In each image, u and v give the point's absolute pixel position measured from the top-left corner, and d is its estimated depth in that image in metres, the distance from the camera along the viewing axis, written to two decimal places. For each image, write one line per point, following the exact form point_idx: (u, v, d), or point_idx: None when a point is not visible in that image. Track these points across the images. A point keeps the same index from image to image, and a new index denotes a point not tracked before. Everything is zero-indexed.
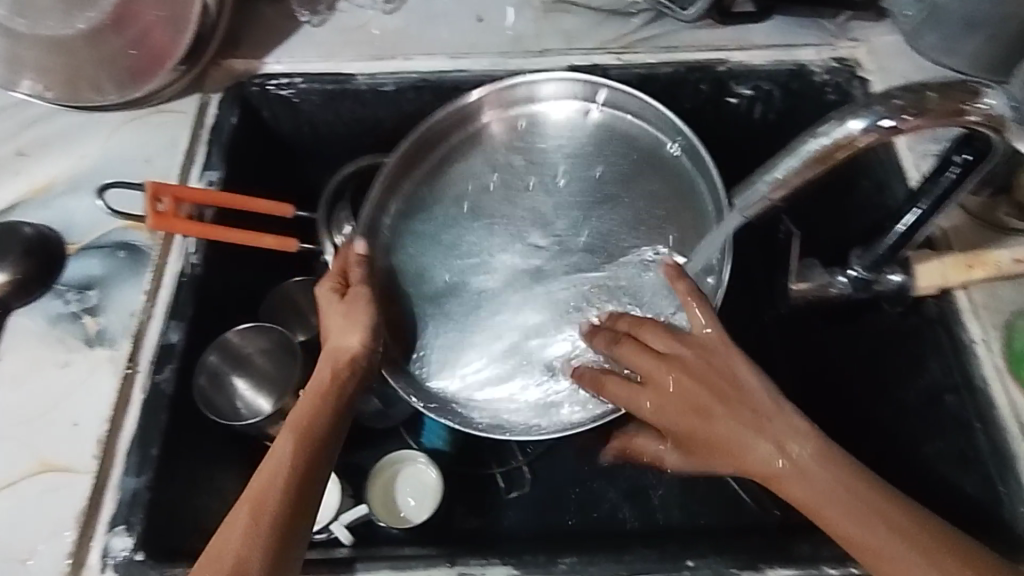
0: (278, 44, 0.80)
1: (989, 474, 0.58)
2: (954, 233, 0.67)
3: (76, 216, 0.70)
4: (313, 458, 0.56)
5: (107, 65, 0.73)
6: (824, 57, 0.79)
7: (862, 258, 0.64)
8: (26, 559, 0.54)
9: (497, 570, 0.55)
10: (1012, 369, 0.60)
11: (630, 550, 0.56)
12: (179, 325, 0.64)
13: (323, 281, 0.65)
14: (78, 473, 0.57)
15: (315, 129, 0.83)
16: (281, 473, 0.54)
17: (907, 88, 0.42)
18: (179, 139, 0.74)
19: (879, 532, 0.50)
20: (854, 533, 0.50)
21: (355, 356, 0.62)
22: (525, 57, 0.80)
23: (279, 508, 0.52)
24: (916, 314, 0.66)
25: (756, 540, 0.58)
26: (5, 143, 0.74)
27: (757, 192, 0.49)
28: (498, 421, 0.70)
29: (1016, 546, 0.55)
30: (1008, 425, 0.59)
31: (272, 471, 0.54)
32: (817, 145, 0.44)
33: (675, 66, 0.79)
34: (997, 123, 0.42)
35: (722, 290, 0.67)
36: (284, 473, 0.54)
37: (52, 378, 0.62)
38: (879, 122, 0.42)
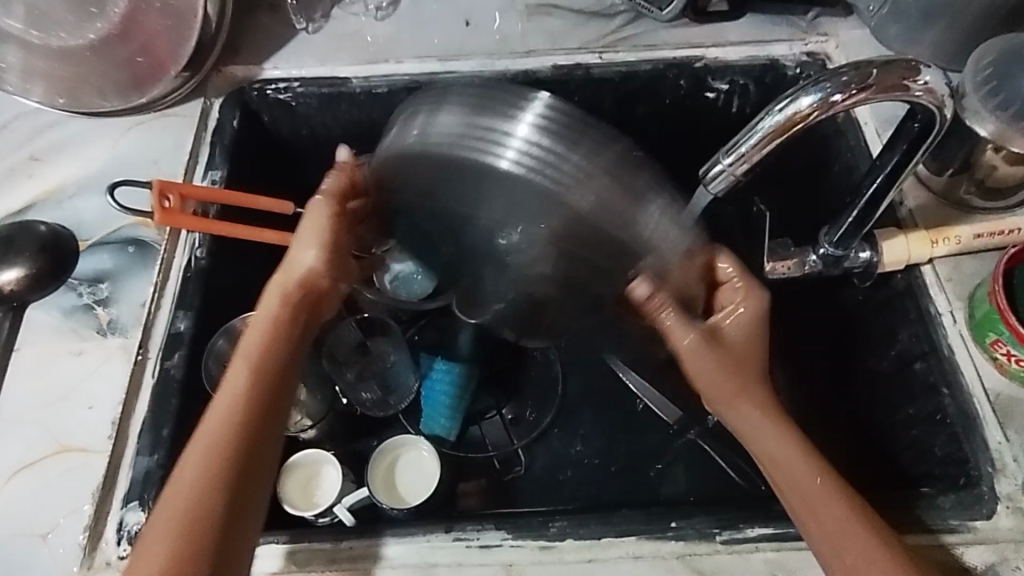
0: (276, 50, 0.84)
1: (956, 434, 0.62)
2: (920, 212, 0.71)
3: (87, 215, 0.73)
4: (268, 413, 0.57)
5: (113, 73, 0.77)
6: (796, 52, 0.83)
7: (831, 235, 0.68)
8: (47, 534, 0.58)
9: (491, 534, 0.59)
10: (975, 336, 0.64)
11: (618, 514, 0.60)
12: (187, 315, 0.68)
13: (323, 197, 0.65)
14: (94, 453, 0.61)
15: (313, 131, 0.87)
16: (247, 399, 0.56)
17: (853, 66, 0.49)
18: (183, 141, 0.78)
19: (846, 512, 0.54)
20: (822, 505, 0.55)
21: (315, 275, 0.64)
22: (511, 58, 0.84)
23: (233, 461, 0.53)
24: (886, 288, 0.71)
25: (739, 505, 0.61)
26: (17, 149, 0.78)
27: (721, 170, 0.53)
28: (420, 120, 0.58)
29: (982, 500, 0.58)
30: (972, 389, 0.63)
31: (224, 410, 0.55)
32: (775, 120, 0.49)
33: (654, 63, 0.83)
34: (937, 96, 0.51)
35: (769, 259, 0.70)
36: (247, 396, 0.56)
37: (67, 366, 0.65)
38: (828, 98, 0.48)
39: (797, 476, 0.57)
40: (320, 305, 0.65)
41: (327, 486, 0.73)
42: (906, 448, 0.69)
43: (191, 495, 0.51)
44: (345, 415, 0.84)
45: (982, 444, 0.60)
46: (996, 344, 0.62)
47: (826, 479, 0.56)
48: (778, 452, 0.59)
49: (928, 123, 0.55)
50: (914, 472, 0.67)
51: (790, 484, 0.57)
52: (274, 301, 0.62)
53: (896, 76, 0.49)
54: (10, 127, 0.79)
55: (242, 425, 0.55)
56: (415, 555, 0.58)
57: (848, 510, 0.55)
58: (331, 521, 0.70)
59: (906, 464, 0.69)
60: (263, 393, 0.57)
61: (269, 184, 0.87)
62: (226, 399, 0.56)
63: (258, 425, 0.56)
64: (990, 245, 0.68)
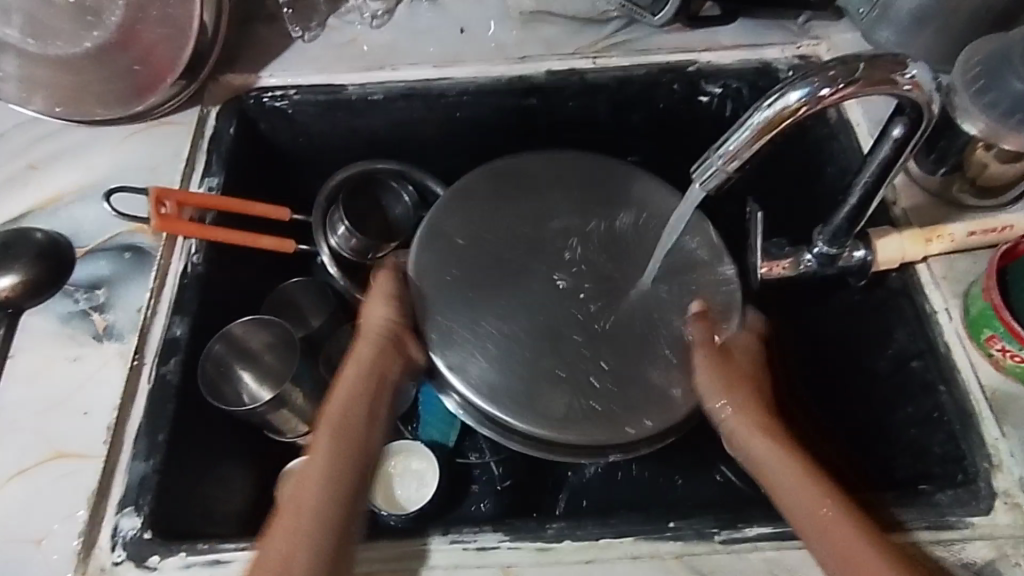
0: (273, 59, 0.85)
1: (953, 431, 0.62)
2: (914, 212, 0.72)
3: (84, 223, 0.74)
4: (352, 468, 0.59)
5: (111, 82, 0.77)
6: (788, 55, 0.84)
7: (824, 234, 0.67)
8: (41, 540, 0.57)
9: (490, 537, 0.58)
10: (970, 334, 0.64)
11: (615, 515, 0.59)
12: (184, 320, 0.68)
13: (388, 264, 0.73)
14: (90, 459, 0.61)
15: (310, 138, 0.88)
16: (334, 464, 0.58)
17: (840, 61, 0.49)
18: (180, 149, 0.79)
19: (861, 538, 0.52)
20: (833, 527, 0.53)
21: (387, 322, 0.68)
22: (505, 64, 0.85)
23: (324, 518, 0.55)
24: (881, 287, 0.71)
25: (741, 507, 0.60)
26: (16, 158, 0.79)
27: (712, 167, 0.53)
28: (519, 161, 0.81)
29: (981, 497, 0.58)
30: (968, 386, 0.63)
31: (313, 464, 0.58)
32: (764, 115, 0.49)
33: (647, 68, 0.84)
34: (923, 91, 0.51)
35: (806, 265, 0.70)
36: (333, 461, 0.58)
37: (63, 372, 0.65)
38: (817, 92, 0.49)
39: (815, 508, 0.55)
40: (389, 362, 0.66)
41: None
42: (904, 447, 0.68)
43: (285, 551, 0.53)
44: None
45: (979, 441, 0.60)
46: (991, 341, 0.62)
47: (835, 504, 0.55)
48: (789, 489, 0.57)
49: (917, 118, 0.55)
50: (910, 471, 0.67)
51: (790, 494, 0.56)
52: (355, 362, 0.65)
53: (883, 71, 0.50)
54: (8, 136, 0.80)
55: (324, 480, 0.57)
56: (409, 559, 0.58)
57: (851, 523, 0.53)
58: None
59: (903, 464, 0.68)
60: (347, 457, 0.59)
61: (266, 192, 0.88)
62: (317, 465, 0.58)
63: (347, 480, 0.58)
64: (984, 243, 0.68)
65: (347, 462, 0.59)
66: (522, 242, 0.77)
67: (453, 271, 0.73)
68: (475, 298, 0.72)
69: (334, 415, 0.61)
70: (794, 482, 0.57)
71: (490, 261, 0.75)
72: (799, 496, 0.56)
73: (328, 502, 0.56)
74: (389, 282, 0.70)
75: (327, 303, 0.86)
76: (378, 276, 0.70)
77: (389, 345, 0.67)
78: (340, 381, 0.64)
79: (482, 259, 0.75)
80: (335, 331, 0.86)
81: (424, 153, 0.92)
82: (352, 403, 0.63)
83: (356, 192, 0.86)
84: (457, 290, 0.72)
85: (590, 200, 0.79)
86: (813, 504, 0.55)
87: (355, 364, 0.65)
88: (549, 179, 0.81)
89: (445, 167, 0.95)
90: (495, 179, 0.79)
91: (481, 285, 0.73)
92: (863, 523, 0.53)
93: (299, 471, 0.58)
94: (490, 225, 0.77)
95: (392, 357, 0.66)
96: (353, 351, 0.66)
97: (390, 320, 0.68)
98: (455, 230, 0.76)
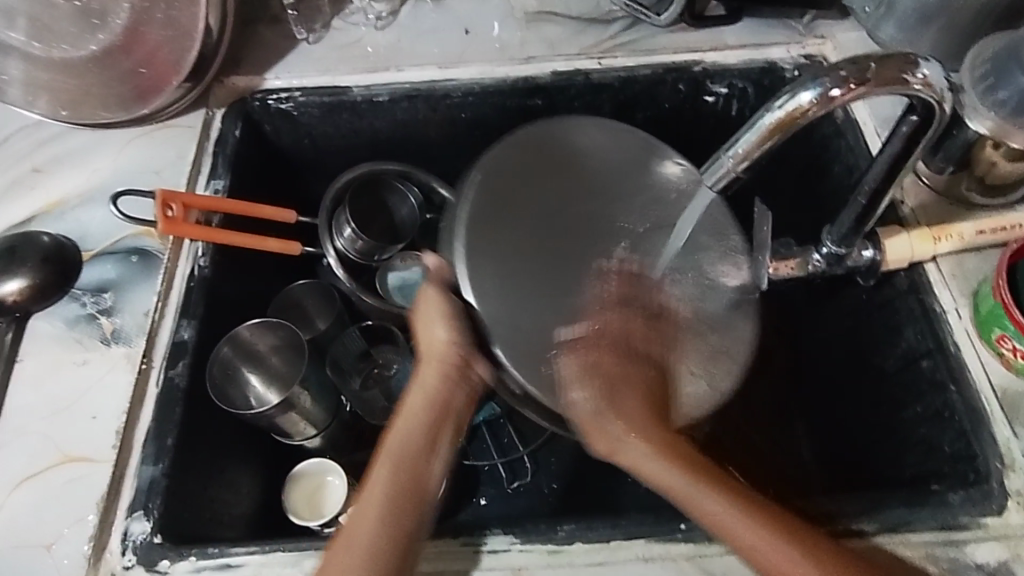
0: (277, 61, 0.85)
1: (964, 430, 0.61)
2: (921, 212, 0.71)
3: (91, 226, 0.74)
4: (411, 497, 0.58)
5: (116, 85, 0.77)
6: (793, 54, 0.84)
7: (833, 234, 0.67)
8: (51, 545, 0.57)
9: (501, 539, 0.58)
10: (980, 333, 0.64)
11: (626, 517, 0.59)
12: (191, 323, 0.68)
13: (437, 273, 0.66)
14: (99, 463, 0.60)
15: (314, 140, 0.87)
16: (391, 501, 0.58)
17: (851, 61, 0.49)
18: (186, 152, 0.78)
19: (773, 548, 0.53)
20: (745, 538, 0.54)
21: (441, 342, 0.63)
22: (511, 65, 0.84)
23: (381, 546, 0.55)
24: (889, 285, 0.71)
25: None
26: (21, 162, 0.78)
27: (722, 167, 0.52)
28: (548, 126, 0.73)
29: (993, 496, 0.58)
30: (979, 385, 0.62)
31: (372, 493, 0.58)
32: (775, 116, 0.49)
33: (653, 68, 0.84)
34: (935, 90, 0.51)
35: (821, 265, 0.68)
36: (392, 499, 0.58)
37: (71, 376, 0.65)
38: (828, 92, 0.49)
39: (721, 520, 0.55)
40: (449, 389, 0.63)
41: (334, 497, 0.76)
42: (913, 446, 0.68)
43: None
44: (349, 425, 0.84)
45: (990, 440, 0.60)
46: (1001, 339, 0.62)
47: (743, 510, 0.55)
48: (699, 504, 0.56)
49: (929, 117, 0.55)
50: (920, 470, 0.67)
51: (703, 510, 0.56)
52: (419, 390, 0.63)
53: (894, 70, 0.50)
54: (13, 140, 0.80)
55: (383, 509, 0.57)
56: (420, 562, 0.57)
57: (772, 537, 0.54)
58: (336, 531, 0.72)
59: (912, 463, 0.68)
60: (404, 493, 0.58)
61: (271, 195, 0.88)
62: (375, 498, 0.58)
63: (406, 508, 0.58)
64: (992, 242, 0.68)
65: (403, 499, 0.58)
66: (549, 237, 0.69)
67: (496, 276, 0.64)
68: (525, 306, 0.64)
69: (395, 444, 0.61)
70: (696, 496, 0.57)
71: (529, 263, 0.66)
72: (711, 511, 0.56)
73: (385, 542, 0.56)
74: (450, 303, 0.63)
75: (332, 305, 0.86)
76: (426, 299, 0.63)
77: (449, 372, 0.63)
78: (402, 411, 0.63)
79: (533, 247, 0.67)
80: (341, 332, 0.86)
81: (428, 154, 0.92)
82: (415, 436, 0.61)
83: (361, 194, 0.86)
84: (508, 298, 0.64)
85: (624, 172, 0.74)
86: (725, 517, 0.55)
87: (418, 393, 0.63)
88: (547, 158, 0.72)
89: (450, 167, 0.95)
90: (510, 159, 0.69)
91: (526, 292, 0.65)
92: (779, 529, 0.54)
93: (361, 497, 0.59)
94: (516, 216, 0.68)
95: (453, 383, 0.63)
96: (415, 377, 0.64)
97: (447, 341, 0.63)
98: (497, 219, 0.67)
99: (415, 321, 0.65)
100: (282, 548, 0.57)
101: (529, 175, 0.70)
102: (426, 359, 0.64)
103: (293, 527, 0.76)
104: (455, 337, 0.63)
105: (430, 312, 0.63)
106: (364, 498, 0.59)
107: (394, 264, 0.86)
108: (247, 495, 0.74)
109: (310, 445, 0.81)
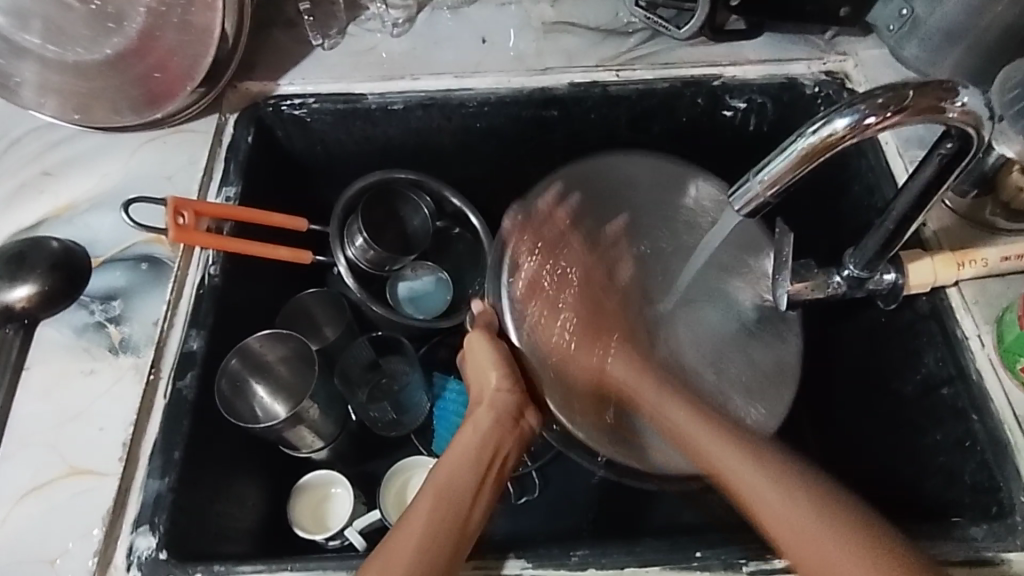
0: (291, 66, 0.84)
1: (987, 461, 0.60)
2: (944, 234, 0.70)
3: (100, 232, 0.73)
4: (454, 528, 0.57)
5: (129, 89, 0.76)
6: (814, 70, 0.82)
7: (856, 258, 0.66)
8: (55, 559, 0.56)
9: (512, 563, 0.57)
10: (1003, 361, 0.62)
11: (640, 542, 0.58)
12: (200, 334, 0.67)
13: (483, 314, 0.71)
14: (104, 476, 0.59)
15: (327, 147, 0.87)
16: (430, 529, 0.57)
17: (888, 89, 0.49)
18: (197, 158, 0.77)
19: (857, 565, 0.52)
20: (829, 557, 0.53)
21: (494, 385, 0.68)
22: (527, 75, 0.83)
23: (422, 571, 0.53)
24: (910, 309, 0.69)
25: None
26: (31, 164, 0.78)
27: (751, 191, 0.51)
28: (590, 163, 0.77)
29: (1017, 530, 0.57)
30: (1002, 414, 0.61)
31: (414, 519, 0.58)
32: (808, 141, 0.49)
33: (671, 82, 0.82)
34: (973, 118, 0.50)
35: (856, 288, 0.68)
36: (427, 535, 0.56)
37: (78, 385, 0.64)
38: (863, 120, 0.48)
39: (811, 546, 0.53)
40: (503, 434, 0.66)
41: (338, 511, 0.75)
42: (933, 474, 0.67)
43: None
44: (357, 435, 0.84)
45: (1014, 471, 0.59)
46: None
47: (824, 516, 0.55)
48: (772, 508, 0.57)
49: (963, 146, 0.54)
50: (937, 500, 0.65)
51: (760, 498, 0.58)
52: (471, 430, 0.66)
53: (933, 98, 0.49)
54: (23, 142, 0.79)
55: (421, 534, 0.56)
56: None
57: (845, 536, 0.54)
58: (342, 545, 0.71)
59: (928, 491, 0.67)
60: (447, 524, 0.57)
61: (283, 201, 0.87)
62: (415, 525, 0.57)
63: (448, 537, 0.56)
64: (1016, 268, 0.66)
65: (441, 531, 0.57)
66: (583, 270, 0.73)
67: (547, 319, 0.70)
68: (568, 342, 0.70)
69: (438, 479, 0.61)
70: (768, 499, 0.57)
71: (572, 299, 0.71)
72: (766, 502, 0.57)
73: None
74: (498, 344, 0.69)
75: (342, 315, 0.85)
76: (473, 342, 0.69)
77: (502, 416, 0.67)
78: (452, 451, 0.64)
79: (561, 292, 0.71)
80: (350, 343, 0.86)
81: (442, 162, 0.91)
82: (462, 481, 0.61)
83: (373, 203, 0.85)
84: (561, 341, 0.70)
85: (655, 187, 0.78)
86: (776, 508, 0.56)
87: (471, 430, 0.66)
88: (574, 186, 0.76)
89: (462, 176, 0.93)
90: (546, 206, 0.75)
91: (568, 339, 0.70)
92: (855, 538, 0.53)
93: (398, 523, 0.58)
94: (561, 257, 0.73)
95: (507, 429, 0.67)
96: (469, 419, 0.67)
97: (500, 382, 0.68)
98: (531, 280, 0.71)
99: (467, 365, 0.71)
100: (288, 567, 0.56)
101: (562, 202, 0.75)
102: (480, 399, 0.68)
103: (299, 541, 0.75)
104: (510, 375, 0.68)
105: (479, 356, 0.69)
106: (406, 526, 0.57)
107: (405, 274, 0.86)
108: (253, 507, 0.73)
109: (316, 457, 0.80)
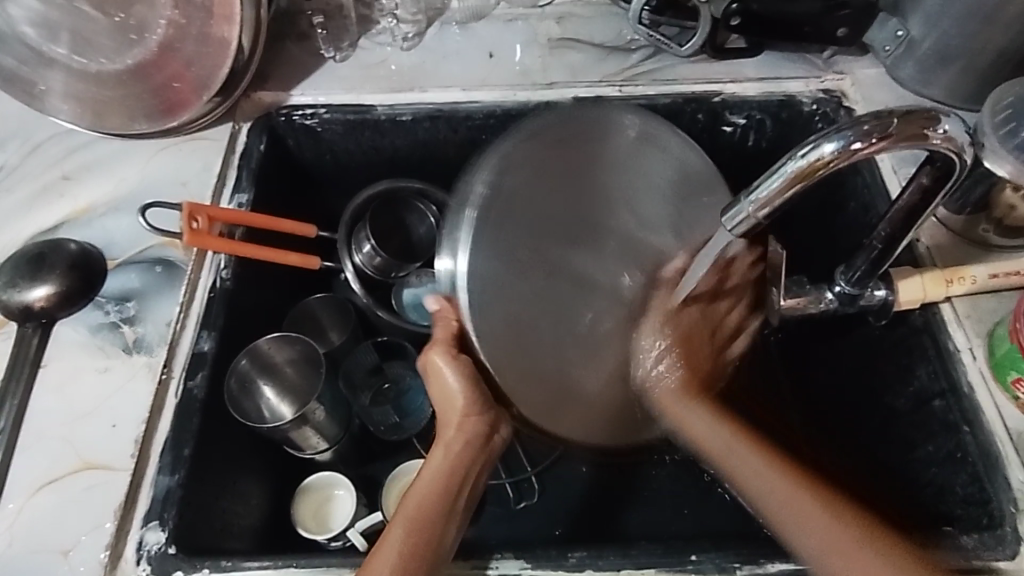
0: (304, 78, 0.86)
1: (978, 472, 0.61)
2: (936, 249, 0.72)
3: (116, 234, 0.75)
4: (425, 559, 0.55)
5: (148, 99, 0.79)
6: (812, 89, 0.84)
7: (847, 274, 0.68)
8: (68, 550, 0.58)
9: (510, 563, 0.59)
10: (995, 375, 0.64)
11: (636, 545, 0.60)
12: (211, 335, 0.69)
13: (442, 316, 0.61)
14: (116, 471, 0.61)
15: (336, 156, 0.89)
16: (401, 565, 0.54)
17: (874, 116, 0.51)
18: (211, 165, 0.80)
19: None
20: None
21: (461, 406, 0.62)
22: (532, 89, 0.85)
23: None
24: (903, 324, 0.71)
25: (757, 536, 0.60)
26: (51, 168, 0.80)
27: (743, 213, 0.53)
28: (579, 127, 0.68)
29: (1007, 539, 0.57)
30: (994, 426, 0.63)
31: (386, 552, 0.55)
32: (797, 164, 0.51)
33: (673, 98, 0.84)
34: (956, 144, 0.53)
35: (846, 308, 0.70)
36: (403, 551, 0.55)
37: (92, 384, 0.66)
38: (850, 146, 0.50)
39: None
40: (474, 453, 0.62)
41: (342, 513, 0.76)
42: (926, 485, 0.68)
43: None
44: (359, 438, 0.85)
45: (1004, 483, 0.60)
46: (1017, 383, 0.62)
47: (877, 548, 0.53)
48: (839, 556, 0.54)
49: (946, 169, 0.56)
50: (930, 512, 0.66)
51: (736, 470, 0.61)
52: (442, 453, 0.62)
53: (917, 126, 0.51)
54: (44, 147, 0.82)
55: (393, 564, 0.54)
56: None
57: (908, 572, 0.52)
58: (343, 545, 0.71)
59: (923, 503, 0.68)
60: (420, 557, 0.55)
61: (293, 209, 0.89)
62: (385, 560, 0.55)
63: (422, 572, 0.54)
64: (1006, 285, 0.68)
65: (414, 565, 0.55)
66: (571, 192, 0.67)
67: (498, 226, 0.61)
68: (515, 262, 0.62)
69: (407, 508, 0.58)
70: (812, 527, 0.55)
71: (535, 257, 0.63)
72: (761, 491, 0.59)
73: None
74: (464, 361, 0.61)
75: (348, 320, 0.87)
76: (435, 362, 0.61)
77: (473, 440, 0.62)
78: (420, 477, 0.61)
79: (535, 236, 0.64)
80: (355, 348, 0.87)
81: (448, 172, 0.93)
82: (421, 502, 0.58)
83: (380, 211, 0.87)
84: (504, 278, 0.61)
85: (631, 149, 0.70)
86: (771, 491, 0.58)
87: (441, 453, 0.62)
88: (561, 138, 0.66)
89: None
90: (529, 149, 0.64)
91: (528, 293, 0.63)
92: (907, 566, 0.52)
93: (370, 554, 0.56)
94: (538, 208, 0.64)
95: (478, 452, 0.62)
96: (439, 442, 0.63)
97: (470, 405, 0.62)
98: (510, 218, 0.62)
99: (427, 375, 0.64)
100: (293, 563, 0.58)
101: (546, 151, 0.65)
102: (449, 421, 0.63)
103: (302, 540, 0.76)
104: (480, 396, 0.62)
105: (445, 378, 0.62)
106: (380, 553, 0.55)
107: (410, 281, 0.87)
108: (256, 507, 0.75)
109: (319, 458, 0.81)
